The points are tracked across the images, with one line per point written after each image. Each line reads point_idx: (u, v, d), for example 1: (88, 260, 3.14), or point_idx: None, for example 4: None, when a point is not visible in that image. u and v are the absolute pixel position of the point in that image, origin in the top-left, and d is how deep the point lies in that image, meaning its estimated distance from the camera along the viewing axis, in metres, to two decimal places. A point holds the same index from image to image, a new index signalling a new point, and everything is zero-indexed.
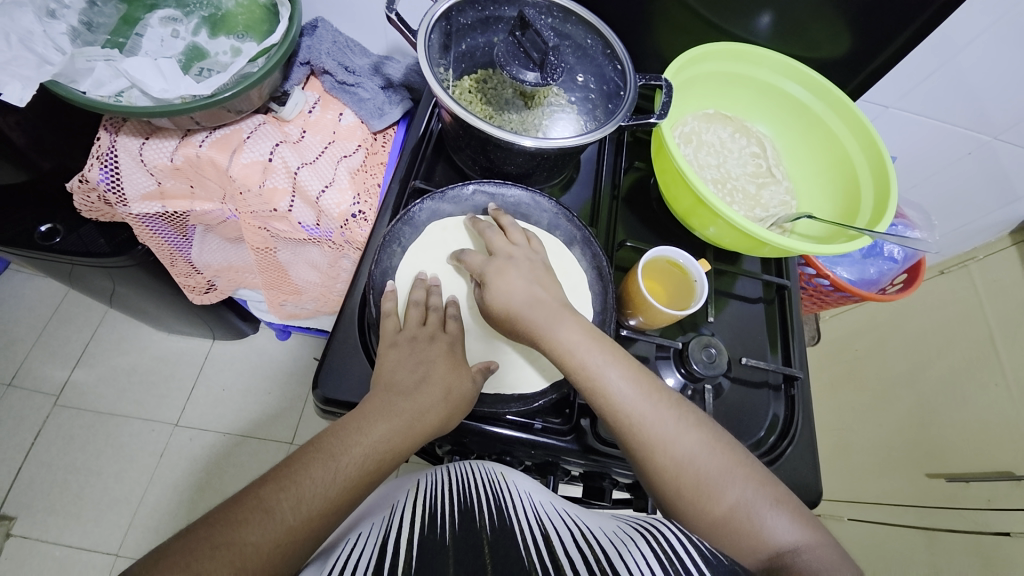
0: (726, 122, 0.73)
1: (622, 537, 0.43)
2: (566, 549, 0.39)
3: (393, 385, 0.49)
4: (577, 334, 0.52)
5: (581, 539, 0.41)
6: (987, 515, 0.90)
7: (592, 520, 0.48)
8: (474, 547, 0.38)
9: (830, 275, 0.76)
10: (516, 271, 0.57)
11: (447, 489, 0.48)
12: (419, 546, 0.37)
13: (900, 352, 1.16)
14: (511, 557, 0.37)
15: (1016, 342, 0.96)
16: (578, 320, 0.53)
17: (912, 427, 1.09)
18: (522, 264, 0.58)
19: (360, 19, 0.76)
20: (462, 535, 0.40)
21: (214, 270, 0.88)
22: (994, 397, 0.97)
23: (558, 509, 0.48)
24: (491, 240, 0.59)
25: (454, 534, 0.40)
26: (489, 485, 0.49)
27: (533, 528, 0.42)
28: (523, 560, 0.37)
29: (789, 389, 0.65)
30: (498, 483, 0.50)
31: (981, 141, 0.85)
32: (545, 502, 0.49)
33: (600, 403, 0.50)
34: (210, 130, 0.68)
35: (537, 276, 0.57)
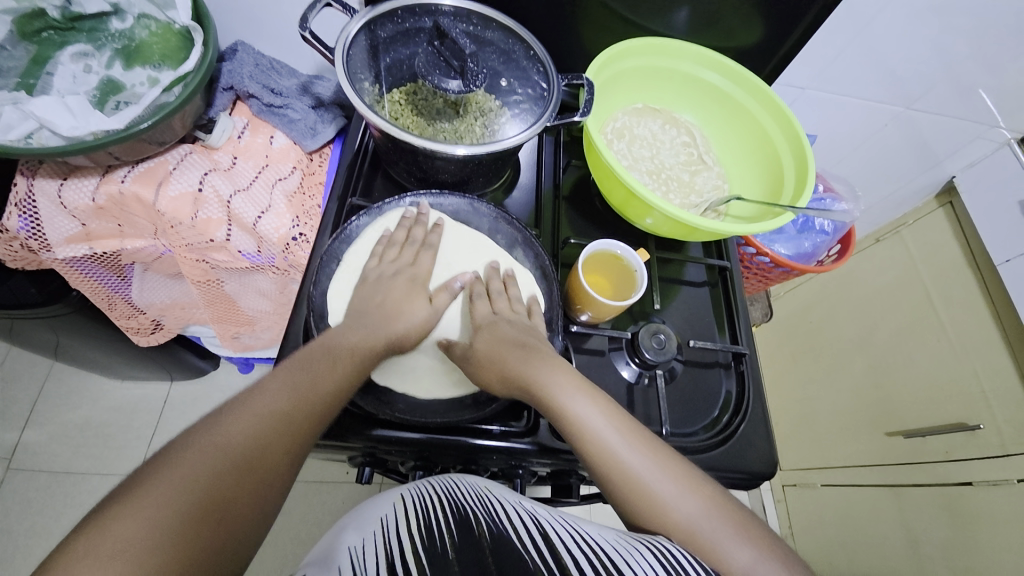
0: (655, 115, 0.75)
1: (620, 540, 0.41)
2: (570, 553, 0.38)
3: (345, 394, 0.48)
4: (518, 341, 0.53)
5: (581, 543, 0.39)
6: (946, 466, 0.97)
7: (586, 525, 0.45)
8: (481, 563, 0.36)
9: (770, 254, 0.79)
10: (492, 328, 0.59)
11: (435, 504, 0.44)
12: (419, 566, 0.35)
13: (849, 318, 1.21)
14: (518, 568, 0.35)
15: (953, 298, 1.02)
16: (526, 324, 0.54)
17: (870, 390, 1.13)
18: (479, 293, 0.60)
19: (283, 39, 0.75)
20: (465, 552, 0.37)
21: (158, 309, 0.85)
22: (938, 352, 1.02)
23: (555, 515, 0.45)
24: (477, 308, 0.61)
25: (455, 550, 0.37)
26: (479, 496, 0.47)
27: (531, 533, 0.40)
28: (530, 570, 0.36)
29: (738, 365, 0.67)
30: (486, 498, 0.46)
31: (897, 112, 0.91)
32: (538, 509, 0.46)
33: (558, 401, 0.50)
34: (132, 164, 0.65)
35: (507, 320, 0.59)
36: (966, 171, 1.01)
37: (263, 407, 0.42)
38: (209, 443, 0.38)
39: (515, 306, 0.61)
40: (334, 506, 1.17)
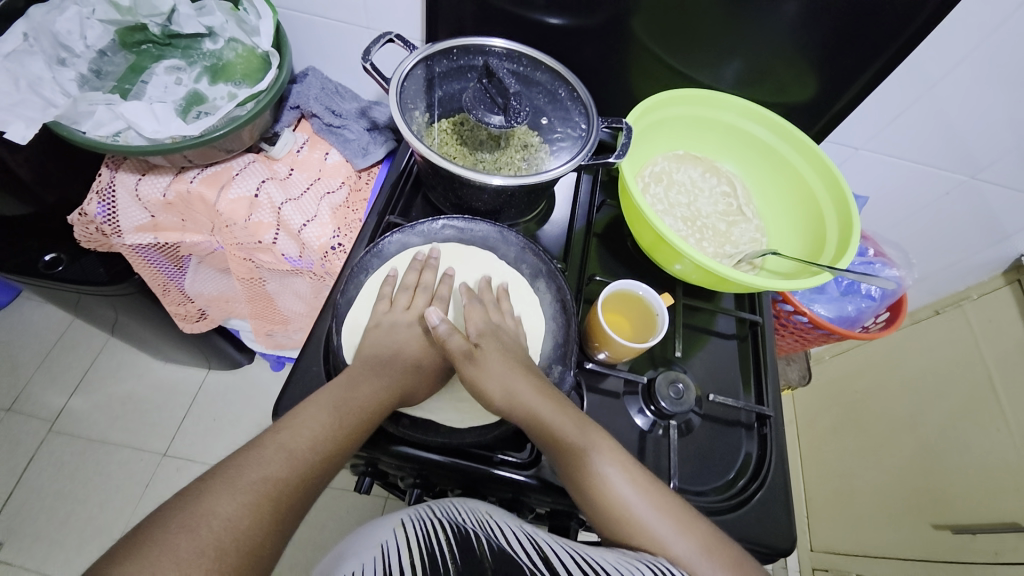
0: (697, 162, 0.75)
1: (619, 562, 0.40)
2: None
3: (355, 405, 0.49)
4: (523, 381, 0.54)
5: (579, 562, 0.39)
6: (995, 570, 0.85)
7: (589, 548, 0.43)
8: None
9: (808, 313, 0.76)
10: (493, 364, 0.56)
11: (435, 529, 0.44)
12: None
13: (899, 393, 1.13)
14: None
15: (1017, 385, 0.92)
16: (529, 372, 0.55)
17: (920, 474, 1.03)
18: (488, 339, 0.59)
19: (351, 66, 0.82)
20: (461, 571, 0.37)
21: (205, 299, 0.91)
22: (998, 442, 0.92)
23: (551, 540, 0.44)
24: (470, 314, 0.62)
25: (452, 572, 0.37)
26: (477, 520, 0.46)
27: (523, 555, 0.39)
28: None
29: (761, 428, 0.64)
30: (486, 523, 0.46)
31: (960, 180, 0.86)
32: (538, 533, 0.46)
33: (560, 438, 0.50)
34: (202, 167, 0.71)
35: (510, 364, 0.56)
36: None
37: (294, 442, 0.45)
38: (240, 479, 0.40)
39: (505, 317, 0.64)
40: (338, 515, 1.18)
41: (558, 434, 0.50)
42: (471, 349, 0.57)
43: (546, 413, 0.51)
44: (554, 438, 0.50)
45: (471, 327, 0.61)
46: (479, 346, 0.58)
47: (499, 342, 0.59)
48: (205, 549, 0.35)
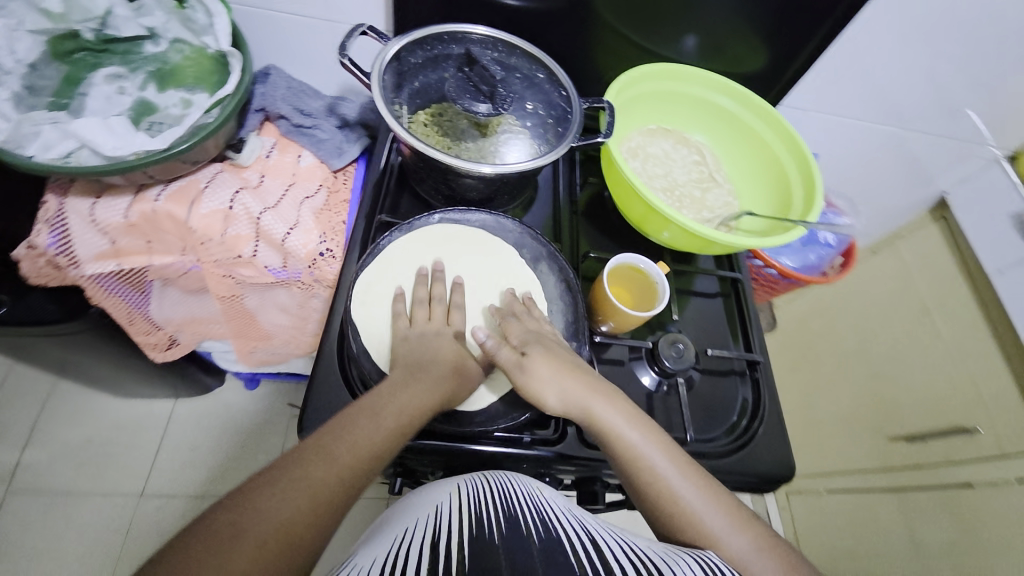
0: (667, 135, 0.79)
1: (671, 554, 0.43)
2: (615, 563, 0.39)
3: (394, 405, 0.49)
4: (551, 365, 0.54)
5: (626, 552, 0.41)
6: (947, 470, 1.00)
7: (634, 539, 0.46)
8: (525, 549, 0.39)
9: (777, 265, 0.83)
10: (554, 364, 0.54)
11: (490, 493, 0.47)
12: (468, 548, 0.38)
13: (850, 328, 1.26)
14: (563, 567, 0.37)
15: (947, 308, 1.05)
16: (554, 358, 0.55)
17: (874, 398, 1.17)
18: (536, 344, 0.57)
19: (310, 63, 0.78)
20: (510, 538, 0.40)
21: (175, 325, 0.86)
22: (936, 359, 1.06)
23: (603, 526, 0.47)
24: (506, 327, 0.59)
25: (503, 535, 0.40)
26: (528, 492, 0.49)
27: (579, 536, 0.42)
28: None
29: (753, 372, 0.70)
30: (538, 497, 0.49)
31: (890, 131, 0.96)
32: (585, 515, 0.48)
33: (572, 399, 0.53)
34: (164, 183, 0.66)
35: (564, 367, 0.54)
36: (956, 186, 1.03)
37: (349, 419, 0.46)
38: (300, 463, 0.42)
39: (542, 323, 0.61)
40: (344, 524, 1.17)
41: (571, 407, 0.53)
42: (518, 357, 0.55)
43: (573, 390, 0.53)
44: (579, 406, 0.53)
45: (514, 337, 0.58)
46: (527, 352, 0.55)
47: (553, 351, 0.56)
48: (256, 515, 0.37)
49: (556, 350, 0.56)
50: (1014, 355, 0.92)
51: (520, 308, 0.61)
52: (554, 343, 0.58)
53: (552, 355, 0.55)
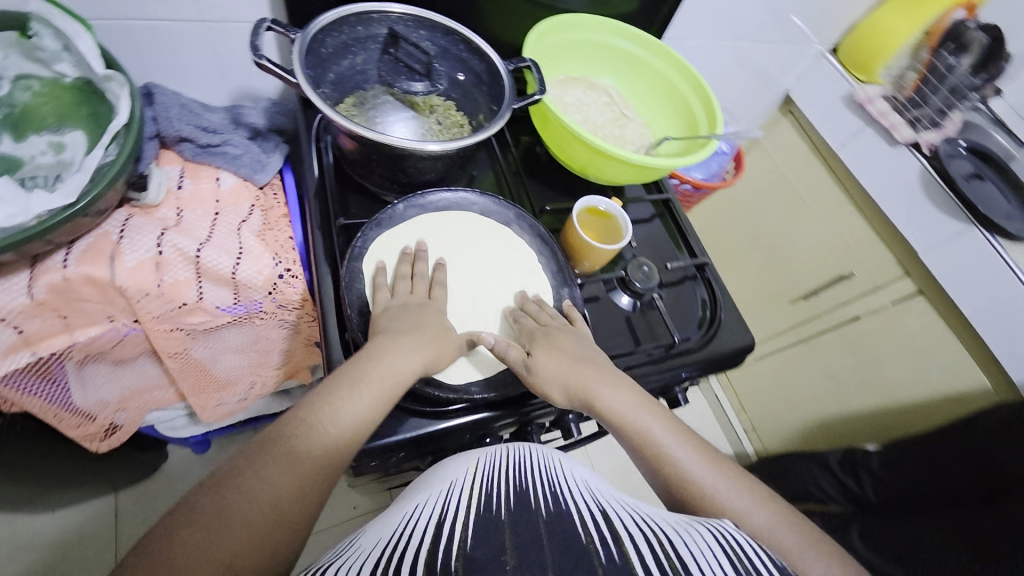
0: (577, 83, 0.84)
1: (686, 525, 0.44)
2: (630, 533, 0.40)
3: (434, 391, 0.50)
4: (554, 360, 0.57)
5: (640, 524, 0.42)
6: (839, 310, 1.27)
7: (650, 511, 0.48)
8: (530, 518, 0.39)
9: (691, 180, 0.95)
10: (561, 352, 0.58)
11: (505, 473, 0.49)
12: (475, 521, 0.39)
13: (743, 222, 1.47)
14: (569, 536, 0.38)
15: (810, 185, 1.29)
16: (556, 352, 0.58)
17: (775, 273, 1.41)
18: (542, 341, 0.59)
19: (189, 74, 0.69)
20: (517, 510, 0.41)
21: (113, 404, 0.74)
22: (812, 228, 1.29)
23: (617, 500, 0.49)
24: (521, 327, 0.62)
25: (509, 509, 0.41)
26: (547, 469, 0.52)
27: (590, 508, 0.43)
28: (583, 543, 0.37)
29: (703, 273, 0.81)
30: (554, 471, 0.51)
31: (743, 46, 1.11)
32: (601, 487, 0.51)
33: (578, 392, 0.56)
34: (68, 245, 0.56)
35: (572, 356, 0.58)
36: (797, 84, 1.25)
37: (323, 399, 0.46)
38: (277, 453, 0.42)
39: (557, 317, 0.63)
40: None
41: (581, 396, 0.56)
42: (526, 359, 0.58)
43: (576, 381, 0.56)
44: (582, 398, 0.56)
45: (525, 335, 0.61)
46: (533, 352, 0.58)
47: (559, 345, 0.58)
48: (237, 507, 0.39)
49: (566, 347, 0.58)
50: (866, 207, 1.18)
51: (532, 305, 0.63)
52: (558, 334, 0.60)
53: (556, 350, 0.58)
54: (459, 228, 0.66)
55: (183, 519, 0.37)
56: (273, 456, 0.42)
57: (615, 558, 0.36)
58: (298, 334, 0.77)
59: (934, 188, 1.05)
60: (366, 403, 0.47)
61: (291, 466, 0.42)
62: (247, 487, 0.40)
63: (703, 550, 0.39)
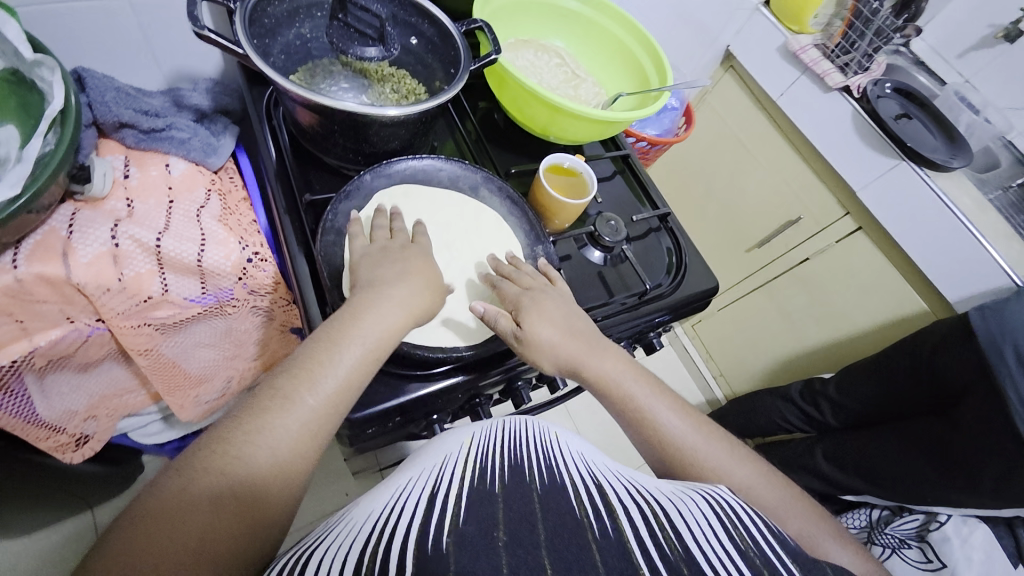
0: (528, 45, 0.84)
1: (679, 494, 0.46)
2: (624, 507, 0.41)
3: None
4: (548, 325, 0.58)
5: (635, 495, 0.44)
6: (790, 254, 1.35)
7: (647, 481, 0.49)
8: (524, 493, 0.41)
9: (646, 137, 0.98)
10: (548, 309, 0.59)
11: (498, 444, 0.50)
12: (468, 496, 0.40)
13: (695, 178, 1.54)
14: (564, 510, 0.39)
15: (755, 136, 1.35)
16: (544, 313, 0.59)
17: (730, 224, 1.48)
18: (529, 303, 0.59)
19: (119, 56, 0.65)
20: (511, 483, 0.42)
21: (83, 412, 0.71)
22: (759, 178, 1.37)
23: (610, 469, 0.51)
24: (502, 292, 0.61)
25: (503, 483, 0.42)
26: (543, 439, 0.53)
27: (585, 480, 0.45)
28: (577, 516, 0.39)
29: (666, 224, 0.85)
30: (549, 443, 0.52)
31: (682, 3, 1.14)
32: (597, 458, 0.53)
33: (574, 368, 0.59)
34: (13, 244, 0.53)
35: (560, 318, 0.59)
36: (736, 38, 1.31)
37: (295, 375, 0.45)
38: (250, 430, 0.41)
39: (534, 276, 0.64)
40: None
41: (579, 368, 0.59)
42: (517, 326, 0.58)
43: (566, 353, 0.59)
44: (573, 365, 0.59)
45: (511, 300, 0.60)
46: (523, 320, 0.58)
47: (546, 312, 0.59)
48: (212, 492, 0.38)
49: (555, 313, 0.59)
50: (807, 152, 1.25)
51: (509, 268, 0.64)
52: (541, 296, 0.60)
53: (541, 310, 0.59)
54: (424, 197, 0.67)
55: (158, 500, 0.36)
56: (249, 435, 0.41)
57: (608, 530, 0.37)
58: (273, 320, 0.76)
59: (866, 129, 1.12)
60: (344, 369, 0.47)
61: (270, 441, 0.41)
62: (225, 467, 0.39)
63: (695, 517, 0.41)
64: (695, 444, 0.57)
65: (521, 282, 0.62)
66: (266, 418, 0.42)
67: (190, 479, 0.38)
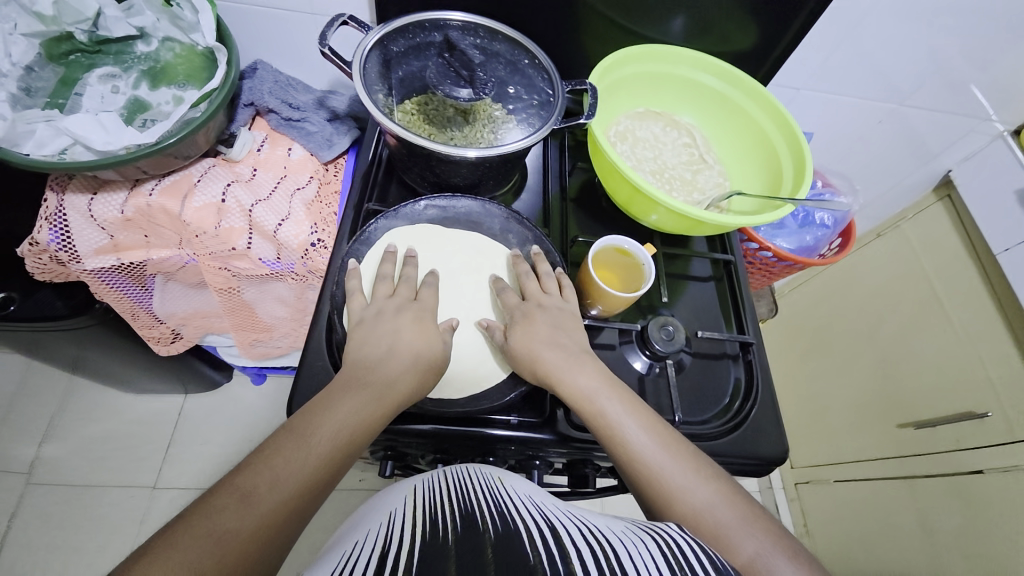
0: (657, 118, 0.78)
1: (634, 531, 0.40)
2: (578, 548, 0.36)
3: (378, 375, 0.52)
4: (573, 364, 0.54)
5: (588, 533, 0.39)
6: (959, 456, 0.98)
7: (598, 516, 0.44)
8: (474, 544, 0.37)
9: (772, 247, 0.82)
10: (538, 323, 0.58)
11: (446, 493, 0.47)
12: (418, 554, 0.37)
13: (854, 312, 1.24)
14: (507, 553, 0.36)
15: (955, 288, 1.03)
16: (530, 323, 0.59)
17: (884, 384, 1.15)
18: (520, 317, 0.60)
19: (297, 58, 0.79)
20: (461, 536, 0.38)
21: (178, 318, 0.88)
22: (943, 342, 1.04)
23: (563, 509, 0.45)
24: (505, 299, 0.63)
25: (453, 536, 0.39)
26: (491, 489, 0.48)
27: (539, 525, 0.40)
28: (530, 561, 0.35)
29: (746, 355, 0.69)
30: (497, 490, 0.48)
31: (890, 109, 0.94)
32: (548, 501, 0.47)
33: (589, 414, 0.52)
34: (158, 178, 0.68)
35: (549, 332, 0.58)
36: (962, 164, 1.02)
37: (289, 431, 0.46)
38: (239, 493, 0.41)
39: (546, 285, 0.62)
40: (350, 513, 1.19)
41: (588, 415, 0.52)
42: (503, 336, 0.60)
43: (545, 366, 0.55)
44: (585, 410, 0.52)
45: (508, 307, 0.62)
46: (509, 326, 0.60)
47: (530, 327, 0.58)
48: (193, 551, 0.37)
49: (545, 327, 0.58)
50: None
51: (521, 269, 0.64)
52: (532, 309, 0.60)
53: (529, 320, 0.59)
54: (463, 238, 0.69)
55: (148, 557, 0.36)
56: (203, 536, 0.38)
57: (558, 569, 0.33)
58: None
59: None
60: (338, 414, 0.48)
61: (221, 542, 0.38)
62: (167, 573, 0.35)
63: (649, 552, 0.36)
64: (729, 526, 0.44)
65: (528, 288, 0.62)
66: (215, 520, 0.39)
67: (171, 549, 0.36)
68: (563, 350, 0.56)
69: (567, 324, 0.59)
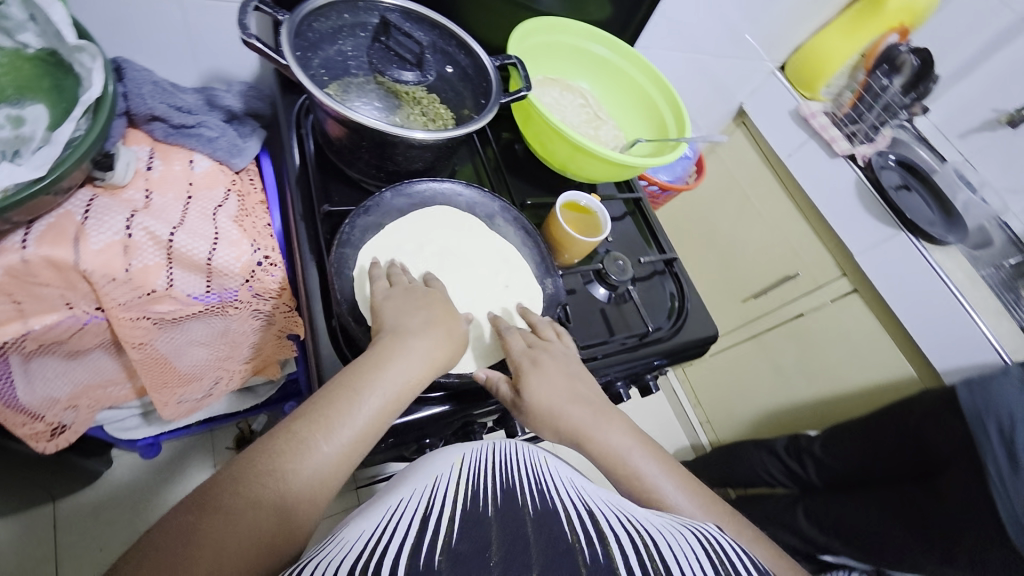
0: (554, 83, 0.86)
1: (670, 529, 0.40)
2: (614, 532, 0.36)
3: (418, 357, 0.49)
4: (589, 412, 0.56)
5: (625, 523, 0.38)
6: (786, 308, 1.37)
7: (634, 509, 0.43)
8: (518, 515, 0.35)
9: (657, 182, 1.01)
10: (553, 372, 0.57)
11: (491, 467, 0.46)
12: (461, 516, 0.35)
13: (698, 226, 1.57)
14: (555, 532, 0.34)
15: (760, 191, 1.39)
16: (544, 374, 0.56)
17: (729, 273, 1.51)
18: (531, 363, 0.57)
19: (154, 53, 0.66)
20: (503, 506, 0.37)
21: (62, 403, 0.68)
22: (761, 232, 1.40)
23: (600, 497, 0.45)
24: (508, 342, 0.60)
25: (496, 505, 0.37)
26: (538, 469, 0.48)
27: (576, 506, 0.39)
28: (569, 538, 0.34)
29: (671, 268, 0.86)
30: (544, 469, 0.48)
31: (701, 62, 1.19)
32: (589, 489, 0.47)
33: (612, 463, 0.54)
34: (26, 224, 0.52)
35: (565, 382, 0.57)
36: (749, 98, 1.36)
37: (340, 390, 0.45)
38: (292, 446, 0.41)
39: (549, 339, 0.61)
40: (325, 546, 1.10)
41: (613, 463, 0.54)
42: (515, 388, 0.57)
43: (568, 423, 0.55)
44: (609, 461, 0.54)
45: (513, 351, 0.59)
46: (521, 368, 0.57)
47: (548, 376, 0.56)
48: (249, 505, 0.38)
49: (562, 370, 0.58)
50: (810, 211, 1.28)
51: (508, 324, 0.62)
52: (540, 354, 0.59)
53: (542, 367, 0.57)
54: (436, 219, 0.68)
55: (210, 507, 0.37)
56: (252, 487, 0.39)
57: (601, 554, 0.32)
58: (272, 326, 0.71)
59: (869, 198, 1.17)
60: (391, 387, 0.47)
61: (280, 496, 0.39)
62: (232, 520, 0.37)
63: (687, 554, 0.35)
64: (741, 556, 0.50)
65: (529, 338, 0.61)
66: (277, 463, 0.40)
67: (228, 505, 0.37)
68: (589, 406, 0.56)
69: (581, 372, 0.60)
